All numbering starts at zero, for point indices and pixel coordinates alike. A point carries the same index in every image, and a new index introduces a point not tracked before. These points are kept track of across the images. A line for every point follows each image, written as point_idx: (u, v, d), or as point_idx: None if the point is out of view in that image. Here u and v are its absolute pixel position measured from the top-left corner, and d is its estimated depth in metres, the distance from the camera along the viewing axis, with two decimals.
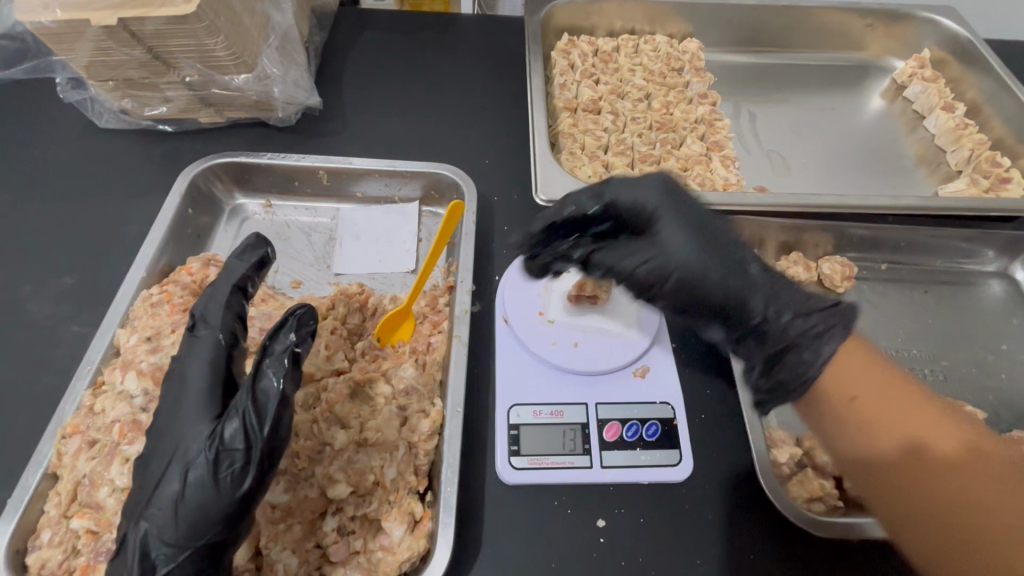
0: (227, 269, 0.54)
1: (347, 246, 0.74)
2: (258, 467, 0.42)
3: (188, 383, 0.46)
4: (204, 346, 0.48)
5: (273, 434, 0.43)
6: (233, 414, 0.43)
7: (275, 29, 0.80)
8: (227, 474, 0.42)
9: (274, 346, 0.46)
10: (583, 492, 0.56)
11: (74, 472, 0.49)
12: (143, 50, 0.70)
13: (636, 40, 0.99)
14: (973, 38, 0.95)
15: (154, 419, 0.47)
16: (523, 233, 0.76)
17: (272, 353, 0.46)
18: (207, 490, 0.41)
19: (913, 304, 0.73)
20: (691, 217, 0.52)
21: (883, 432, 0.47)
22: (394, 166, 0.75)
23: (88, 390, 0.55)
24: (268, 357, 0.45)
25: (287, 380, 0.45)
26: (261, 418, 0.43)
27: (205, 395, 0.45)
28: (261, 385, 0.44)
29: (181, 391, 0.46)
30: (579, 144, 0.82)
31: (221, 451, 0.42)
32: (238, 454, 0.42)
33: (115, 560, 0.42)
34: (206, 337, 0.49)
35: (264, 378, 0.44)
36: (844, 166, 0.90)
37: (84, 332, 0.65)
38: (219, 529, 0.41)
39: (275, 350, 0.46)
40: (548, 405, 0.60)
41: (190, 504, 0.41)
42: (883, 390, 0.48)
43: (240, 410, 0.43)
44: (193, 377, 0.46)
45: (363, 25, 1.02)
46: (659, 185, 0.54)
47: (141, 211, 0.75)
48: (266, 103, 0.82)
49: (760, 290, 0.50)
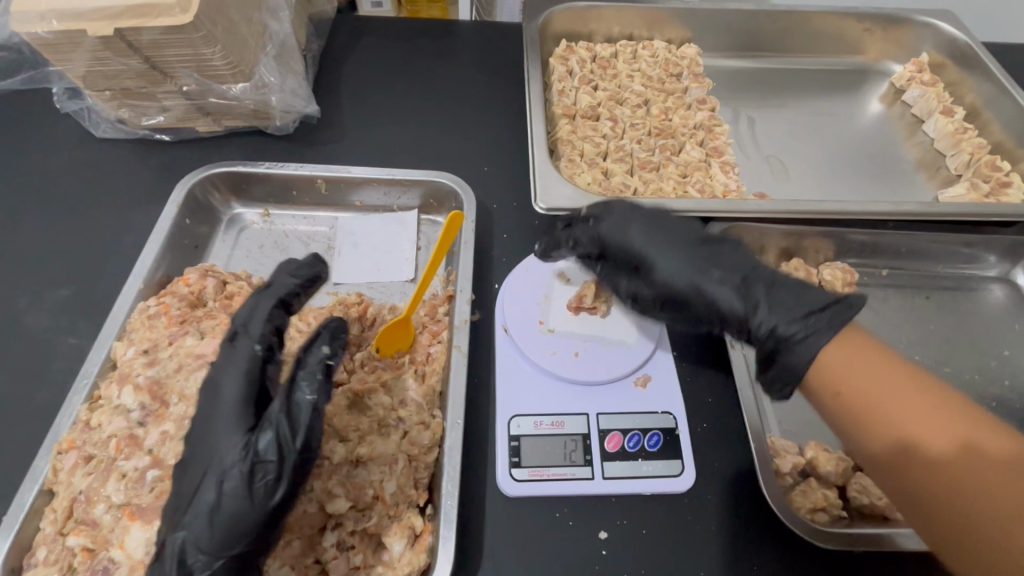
0: (277, 282, 0.54)
1: (346, 255, 0.74)
2: (292, 478, 0.42)
3: (221, 395, 0.46)
4: (240, 357, 0.48)
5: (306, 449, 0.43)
6: (267, 425, 0.43)
7: (272, 38, 0.80)
8: (262, 483, 0.41)
9: (310, 360, 0.46)
10: (585, 504, 0.56)
11: (70, 488, 0.49)
12: (140, 59, 0.69)
13: (634, 46, 0.99)
14: (971, 41, 0.95)
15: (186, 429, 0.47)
16: (522, 241, 0.75)
17: (310, 365, 0.46)
18: (242, 498, 0.41)
19: (914, 310, 0.73)
20: (672, 241, 0.60)
21: (950, 466, 0.44)
22: (392, 174, 0.75)
23: (85, 404, 0.54)
24: (307, 370, 0.46)
25: (321, 394, 0.45)
26: (297, 432, 0.43)
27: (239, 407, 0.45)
28: (297, 398, 0.44)
29: (216, 401, 0.46)
30: (579, 150, 0.81)
31: (256, 462, 0.42)
32: (273, 466, 0.42)
33: (154, 565, 0.41)
34: (243, 347, 0.49)
35: (300, 391, 0.44)
36: (844, 171, 0.90)
37: (81, 345, 0.64)
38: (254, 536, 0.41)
39: (313, 363, 0.46)
40: (549, 415, 0.59)
41: (230, 511, 0.41)
42: (878, 382, 0.49)
43: (275, 423, 0.43)
44: (225, 390, 0.46)
45: (361, 33, 1.01)
46: (631, 214, 0.62)
47: (137, 221, 0.75)
48: (263, 111, 0.81)
49: (748, 288, 0.55)
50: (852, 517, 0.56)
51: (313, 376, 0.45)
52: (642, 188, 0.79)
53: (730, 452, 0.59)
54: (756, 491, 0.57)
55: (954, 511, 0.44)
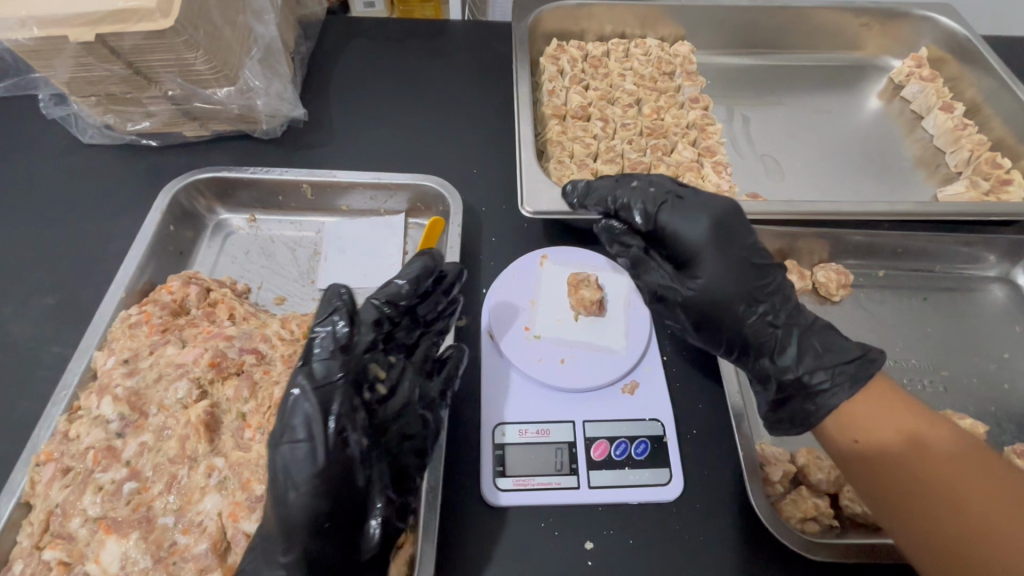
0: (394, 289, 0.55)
1: (332, 260, 0.73)
2: (421, 445, 0.50)
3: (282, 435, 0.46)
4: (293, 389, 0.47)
5: (427, 416, 0.52)
6: (329, 423, 0.46)
7: (257, 41, 0.79)
8: (342, 480, 0.45)
9: (343, 360, 0.48)
10: (571, 513, 0.55)
11: (47, 501, 0.48)
12: (123, 65, 0.69)
13: (627, 44, 0.97)
14: (971, 35, 0.93)
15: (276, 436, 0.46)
16: (511, 244, 0.74)
17: (348, 363, 0.49)
18: (342, 494, 0.45)
19: (911, 312, 0.71)
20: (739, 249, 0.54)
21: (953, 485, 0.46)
22: (378, 178, 0.74)
23: (64, 415, 0.54)
24: (332, 372, 0.47)
25: (371, 385, 0.49)
26: (427, 400, 0.52)
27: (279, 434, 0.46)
28: (407, 381, 0.52)
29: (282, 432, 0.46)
30: (568, 151, 0.80)
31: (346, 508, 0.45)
32: (355, 454, 0.46)
33: None
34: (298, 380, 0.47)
35: (394, 373, 0.51)
36: (841, 170, 0.88)
37: (65, 354, 0.64)
38: (394, 528, 0.48)
39: (336, 363, 0.48)
40: (533, 423, 0.58)
41: (289, 511, 0.44)
42: (883, 415, 0.50)
43: (353, 415, 0.47)
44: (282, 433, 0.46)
45: (350, 34, 1.01)
46: (716, 218, 0.54)
47: (123, 227, 0.74)
48: (249, 115, 0.81)
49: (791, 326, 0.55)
50: (844, 527, 0.55)
51: (339, 371, 0.48)
52: None
53: (718, 459, 0.58)
54: (743, 500, 0.56)
55: (961, 539, 0.44)
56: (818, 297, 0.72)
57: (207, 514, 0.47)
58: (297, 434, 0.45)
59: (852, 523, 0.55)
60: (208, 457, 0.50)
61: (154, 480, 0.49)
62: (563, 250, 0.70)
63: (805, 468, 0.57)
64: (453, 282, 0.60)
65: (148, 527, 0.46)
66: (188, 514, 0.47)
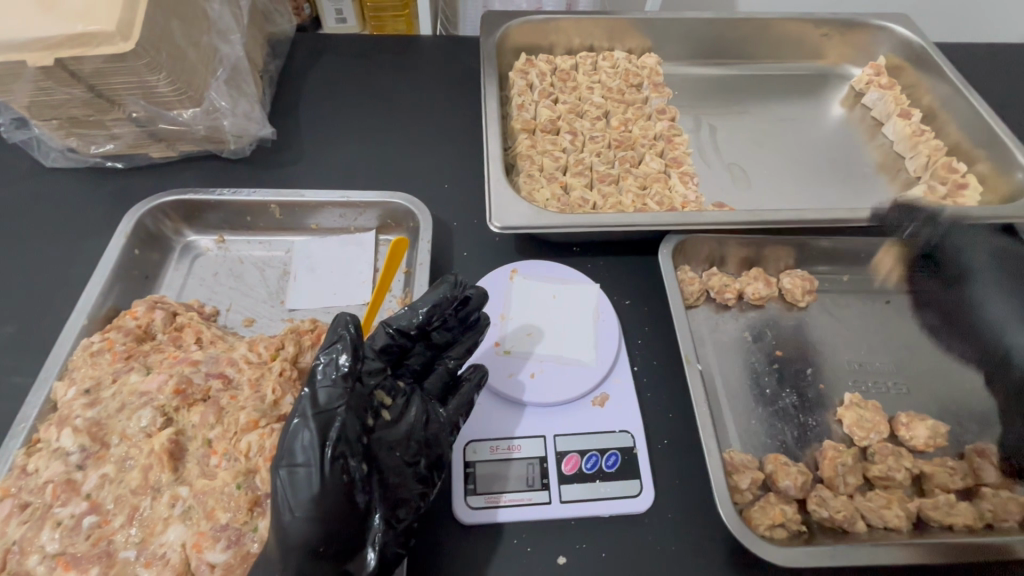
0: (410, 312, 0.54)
1: (302, 280, 0.72)
2: (425, 472, 0.50)
3: (282, 464, 0.44)
4: (299, 411, 0.46)
5: (432, 444, 0.51)
6: (329, 449, 0.44)
7: (223, 61, 0.79)
8: (341, 506, 0.44)
9: (345, 388, 0.47)
10: (542, 528, 0.55)
11: (4, 539, 0.47)
12: (84, 88, 0.68)
13: (595, 57, 0.99)
14: (926, 44, 0.96)
15: (278, 458, 0.44)
16: (482, 259, 0.75)
17: (353, 390, 0.47)
18: (341, 521, 0.44)
19: (875, 316, 0.73)
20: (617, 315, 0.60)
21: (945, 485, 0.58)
22: (347, 197, 0.74)
23: (22, 449, 0.52)
24: (334, 400, 0.46)
25: (377, 411, 0.49)
26: (434, 427, 0.51)
27: (280, 458, 0.45)
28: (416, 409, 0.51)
29: (285, 458, 0.44)
30: (538, 165, 0.81)
31: (345, 534, 0.44)
32: (355, 480, 0.45)
33: None
34: (302, 403, 0.46)
35: (400, 400, 0.51)
36: (805, 177, 0.90)
37: (25, 384, 0.62)
38: (389, 554, 0.47)
39: (339, 390, 0.46)
40: (504, 439, 0.58)
41: (284, 535, 0.43)
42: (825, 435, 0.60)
43: (354, 443, 0.46)
44: (281, 463, 0.44)
45: (320, 51, 1.01)
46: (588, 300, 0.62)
47: (88, 252, 0.73)
48: (217, 136, 0.80)
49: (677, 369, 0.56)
50: (813, 531, 0.56)
51: (341, 399, 0.46)
52: (601, 202, 0.78)
53: (688, 468, 0.59)
54: (713, 509, 0.56)
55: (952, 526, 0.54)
56: (785, 303, 0.73)
57: (171, 545, 0.46)
58: (294, 460, 0.44)
59: (822, 528, 0.56)
60: (172, 486, 0.49)
61: (115, 513, 0.48)
62: (532, 263, 0.70)
63: (773, 475, 0.58)
64: (474, 308, 0.58)
65: (109, 561, 0.45)
66: (150, 546, 0.46)
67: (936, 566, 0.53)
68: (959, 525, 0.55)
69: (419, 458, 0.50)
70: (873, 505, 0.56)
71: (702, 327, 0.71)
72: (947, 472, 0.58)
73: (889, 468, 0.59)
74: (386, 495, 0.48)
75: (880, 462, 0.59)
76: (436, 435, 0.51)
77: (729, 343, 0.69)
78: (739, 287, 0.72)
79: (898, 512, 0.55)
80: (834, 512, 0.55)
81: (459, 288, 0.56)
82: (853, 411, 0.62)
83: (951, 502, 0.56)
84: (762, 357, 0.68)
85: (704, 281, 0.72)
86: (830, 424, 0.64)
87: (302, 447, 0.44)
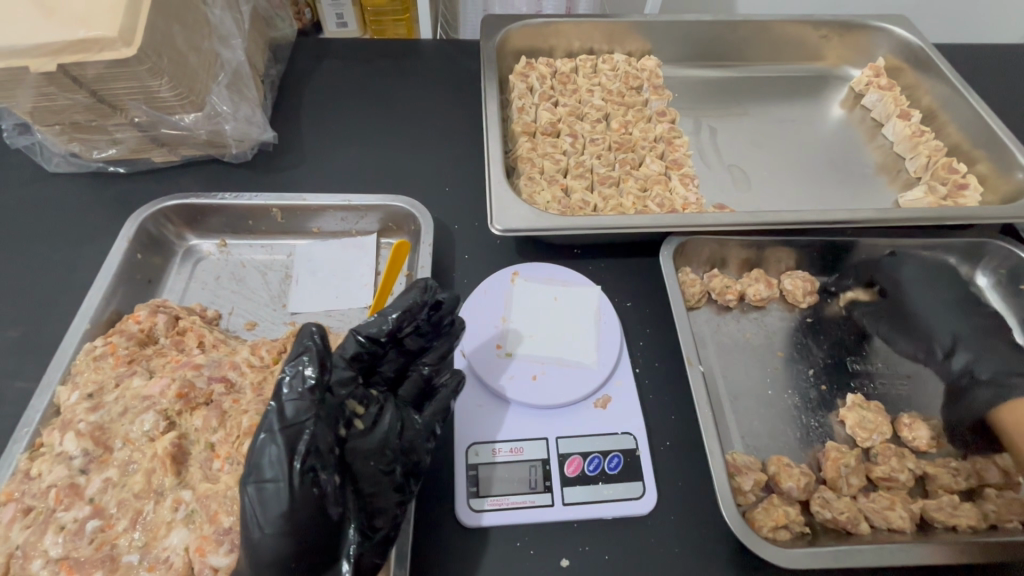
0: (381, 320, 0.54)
1: (303, 283, 0.73)
2: (401, 479, 0.50)
3: (252, 480, 0.43)
4: (265, 425, 0.45)
5: (408, 451, 0.51)
6: (299, 462, 0.43)
7: (225, 66, 0.79)
8: (315, 519, 0.43)
9: (313, 400, 0.46)
10: (545, 531, 0.55)
11: (7, 543, 0.47)
12: (86, 93, 0.68)
13: (595, 60, 0.99)
14: (925, 45, 0.96)
15: (247, 473, 0.44)
16: (483, 262, 0.75)
17: (322, 402, 0.47)
18: (315, 534, 0.43)
19: (877, 316, 0.73)
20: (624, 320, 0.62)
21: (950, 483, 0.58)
22: (348, 200, 0.74)
23: (26, 453, 0.53)
24: (302, 412, 0.45)
25: (348, 421, 0.49)
26: (409, 434, 0.52)
27: (248, 474, 0.44)
28: (389, 416, 0.52)
29: (255, 474, 0.44)
30: (538, 168, 0.81)
31: (319, 547, 0.44)
32: (328, 492, 0.44)
33: None
34: (269, 417, 0.45)
35: (374, 408, 0.51)
36: (805, 178, 0.90)
37: (29, 388, 0.63)
38: (367, 563, 0.47)
39: (307, 402, 0.46)
40: (507, 441, 0.58)
41: (257, 551, 0.42)
42: None
43: (326, 454, 0.45)
44: (250, 479, 0.44)
45: (321, 56, 1.01)
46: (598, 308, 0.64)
47: (90, 256, 0.74)
48: (218, 140, 0.81)
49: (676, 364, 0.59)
50: (817, 533, 0.56)
51: (310, 411, 0.46)
52: (602, 204, 0.78)
53: (691, 470, 0.59)
54: (717, 511, 0.56)
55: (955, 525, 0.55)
56: (786, 304, 0.73)
57: (174, 549, 0.46)
58: (264, 474, 0.43)
59: (825, 529, 0.56)
60: (174, 490, 0.49)
61: (118, 517, 0.48)
62: (533, 265, 0.70)
63: (776, 476, 0.58)
64: (447, 313, 0.58)
65: (112, 565, 0.45)
66: (153, 550, 0.46)
67: (940, 567, 0.53)
68: (964, 526, 0.55)
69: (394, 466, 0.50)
70: (877, 507, 0.56)
71: (704, 328, 0.71)
72: (950, 473, 0.58)
73: (892, 469, 0.59)
74: (362, 504, 0.48)
75: (883, 462, 0.59)
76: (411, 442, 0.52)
77: (730, 345, 0.69)
78: (740, 288, 0.72)
79: (902, 513, 0.55)
80: (838, 513, 0.55)
81: (427, 293, 0.56)
82: (855, 411, 0.62)
83: (954, 503, 0.56)
84: (763, 358, 0.68)
85: (706, 282, 0.72)
86: (832, 425, 0.64)
87: (271, 462, 0.44)
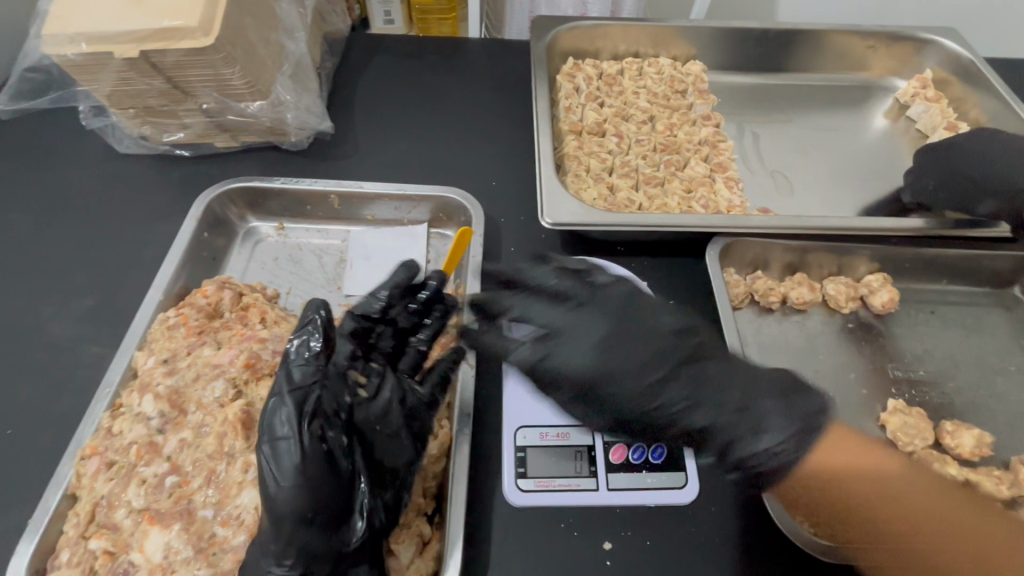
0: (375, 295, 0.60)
1: (357, 268, 0.76)
2: (409, 442, 0.53)
3: (265, 442, 0.46)
4: (275, 390, 0.48)
5: (411, 417, 0.54)
6: (308, 421, 0.46)
7: (288, 58, 0.83)
8: (329, 472, 0.46)
9: (319, 366, 0.50)
10: (590, 514, 0.57)
11: (93, 493, 0.51)
12: (163, 79, 0.72)
13: (640, 63, 1.01)
14: (975, 59, 0.96)
15: (259, 436, 0.46)
16: (530, 255, 0.77)
17: (326, 369, 0.51)
18: (330, 487, 0.46)
19: (920, 326, 0.73)
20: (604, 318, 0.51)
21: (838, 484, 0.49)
22: (402, 189, 0.78)
23: (107, 412, 0.56)
24: (309, 376, 0.49)
25: (354, 388, 0.52)
26: (411, 401, 0.55)
27: (261, 437, 0.46)
28: (390, 386, 0.55)
29: (267, 436, 0.46)
30: (585, 165, 0.83)
31: (335, 500, 0.46)
32: (338, 449, 0.47)
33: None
34: (276, 383, 0.49)
35: (375, 378, 0.55)
36: (847, 186, 0.90)
37: (103, 354, 0.67)
38: (383, 519, 0.49)
39: (313, 368, 0.50)
40: (554, 426, 0.60)
41: (270, 506, 0.45)
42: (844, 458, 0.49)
43: (334, 416, 0.48)
44: (265, 441, 0.46)
45: (374, 51, 1.05)
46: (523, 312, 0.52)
47: (158, 234, 0.78)
48: (279, 128, 0.84)
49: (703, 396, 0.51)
50: None
51: (316, 376, 0.49)
52: (647, 203, 0.80)
53: None
54: (758, 505, 0.58)
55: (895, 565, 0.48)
56: (827, 309, 0.74)
57: (245, 507, 0.49)
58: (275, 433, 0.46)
59: None
60: (245, 453, 0.52)
61: (194, 475, 0.51)
62: (581, 259, 0.72)
63: None
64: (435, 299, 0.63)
65: (189, 519, 0.48)
66: (227, 507, 0.49)
67: None
68: None
69: (401, 432, 0.53)
70: None
71: (746, 328, 0.72)
72: (993, 481, 0.59)
73: (934, 474, 0.59)
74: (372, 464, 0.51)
75: (925, 467, 0.60)
76: (415, 410, 0.55)
77: (771, 345, 0.71)
78: (783, 291, 0.73)
79: None
80: None
81: (412, 272, 0.62)
82: (897, 416, 0.63)
83: None
84: (804, 361, 0.69)
85: (749, 284, 0.73)
86: (872, 429, 0.64)
87: (281, 421, 0.46)
